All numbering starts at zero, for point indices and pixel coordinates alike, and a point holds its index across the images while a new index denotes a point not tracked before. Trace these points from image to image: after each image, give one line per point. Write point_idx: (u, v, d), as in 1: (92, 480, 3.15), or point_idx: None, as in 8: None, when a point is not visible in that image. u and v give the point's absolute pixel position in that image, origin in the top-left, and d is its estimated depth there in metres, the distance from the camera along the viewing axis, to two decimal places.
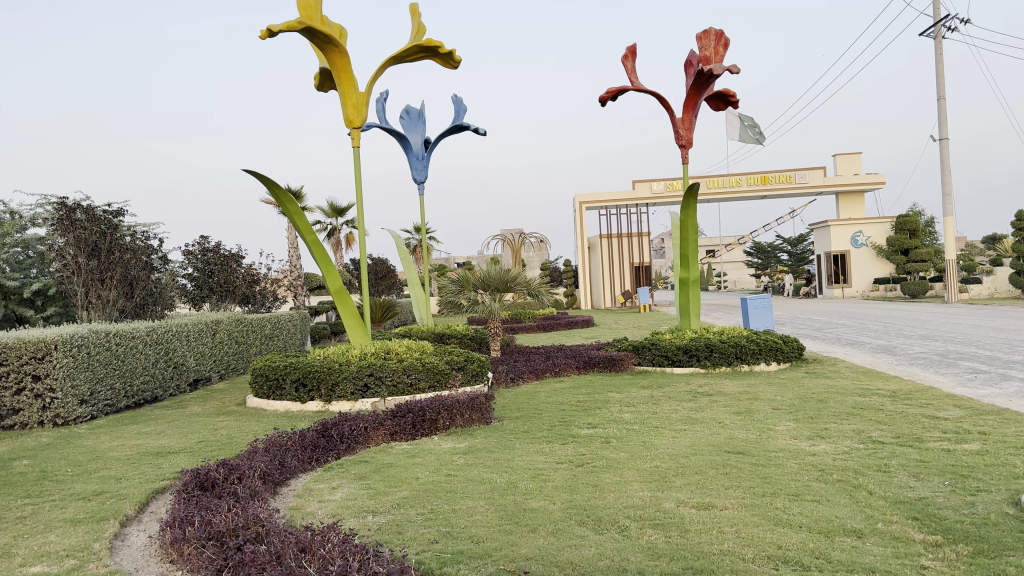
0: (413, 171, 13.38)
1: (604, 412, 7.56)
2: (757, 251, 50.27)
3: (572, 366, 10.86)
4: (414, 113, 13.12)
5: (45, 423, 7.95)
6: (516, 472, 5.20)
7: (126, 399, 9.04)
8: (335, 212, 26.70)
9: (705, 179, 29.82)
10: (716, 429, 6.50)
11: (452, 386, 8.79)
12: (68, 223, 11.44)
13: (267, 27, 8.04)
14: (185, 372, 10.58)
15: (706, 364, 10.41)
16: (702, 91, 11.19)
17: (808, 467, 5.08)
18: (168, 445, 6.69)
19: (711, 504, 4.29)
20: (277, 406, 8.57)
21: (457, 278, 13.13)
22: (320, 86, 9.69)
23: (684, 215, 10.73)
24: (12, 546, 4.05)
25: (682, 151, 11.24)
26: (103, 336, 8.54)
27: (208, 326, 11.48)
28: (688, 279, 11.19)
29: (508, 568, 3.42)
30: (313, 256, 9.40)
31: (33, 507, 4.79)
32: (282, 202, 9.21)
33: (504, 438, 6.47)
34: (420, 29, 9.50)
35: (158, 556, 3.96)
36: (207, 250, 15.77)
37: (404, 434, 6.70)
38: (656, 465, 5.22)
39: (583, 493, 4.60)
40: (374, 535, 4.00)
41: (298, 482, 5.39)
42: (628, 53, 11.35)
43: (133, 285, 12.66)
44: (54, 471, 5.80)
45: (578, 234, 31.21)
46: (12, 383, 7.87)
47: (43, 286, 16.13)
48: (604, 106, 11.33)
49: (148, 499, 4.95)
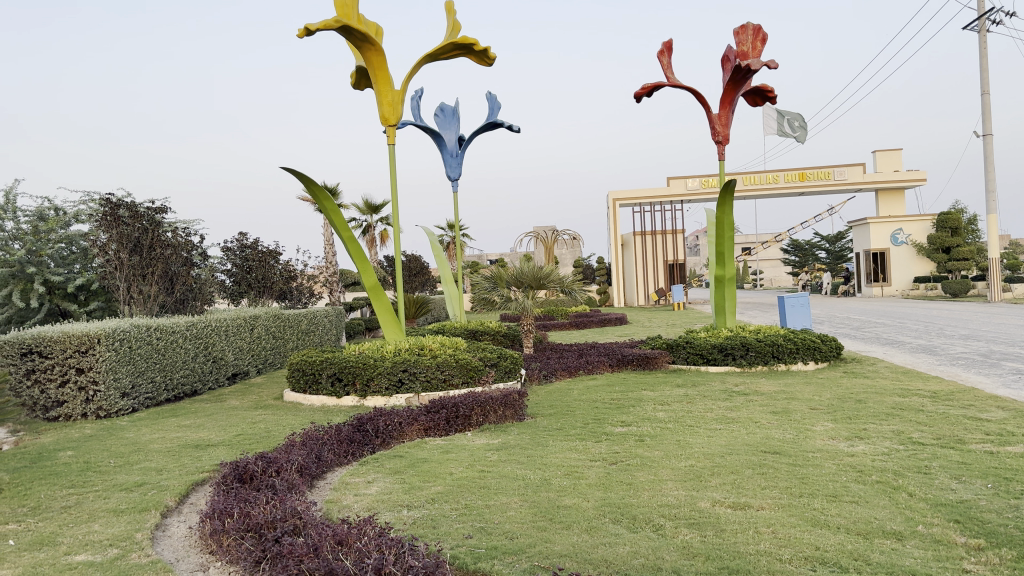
0: (447, 168, 13.43)
1: (638, 410, 7.52)
2: (795, 249, 49.60)
3: (605, 364, 10.82)
4: (448, 111, 13.17)
5: (89, 414, 8.12)
6: (550, 469, 5.20)
7: (166, 393, 9.20)
8: (369, 208, 26.87)
9: (741, 175, 29.49)
10: (752, 429, 6.44)
11: (485, 382, 8.81)
12: (111, 220, 11.67)
13: (305, 26, 8.11)
14: (223, 366, 10.73)
15: (742, 363, 10.31)
16: (739, 87, 11.07)
17: (846, 468, 5.02)
18: (207, 438, 6.79)
19: (747, 504, 4.25)
20: (314, 400, 8.68)
21: (490, 274, 13.11)
22: (356, 85, 9.78)
23: (720, 213, 10.60)
24: (57, 535, 4.15)
25: (718, 147, 11.13)
26: (145, 330, 8.70)
27: (247, 321, 11.64)
28: (724, 277, 11.08)
29: (544, 565, 3.42)
30: (349, 253, 9.48)
31: (78, 497, 4.91)
32: (319, 199, 9.30)
33: (537, 435, 6.47)
34: (455, 26, 9.52)
35: (198, 547, 4.03)
36: (246, 246, 16.00)
37: (438, 430, 6.75)
38: (691, 465, 5.18)
39: (616, 492, 4.58)
40: (409, 529, 4.03)
41: (334, 475, 5.46)
42: (663, 49, 11.26)
43: (173, 281, 12.90)
44: (97, 462, 5.93)
45: (612, 231, 31.04)
46: (57, 376, 8.06)
47: (87, 282, 16.48)
48: (640, 102, 11.25)
49: (188, 491, 5.04)
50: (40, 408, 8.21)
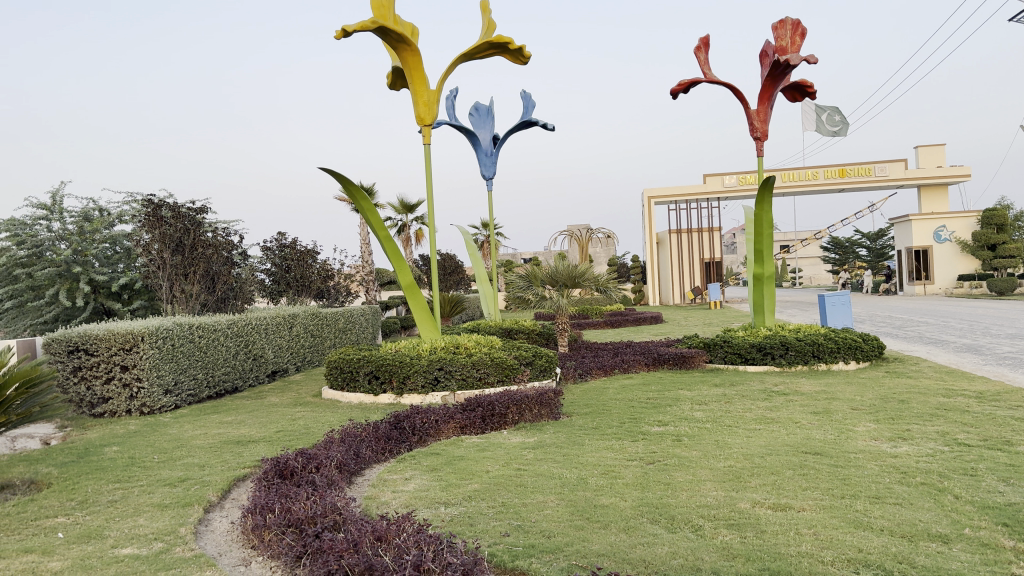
0: (482, 167, 13.46)
1: (675, 410, 7.48)
2: (835, 246, 48.83)
3: (641, 363, 10.76)
4: (483, 110, 13.21)
5: (133, 411, 8.28)
6: (586, 469, 5.18)
7: (207, 390, 9.35)
8: (404, 208, 27.04)
9: (779, 172, 29.10)
10: (793, 429, 6.36)
11: (520, 381, 8.82)
12: (154, 220, 11.88)
13: (342, 27, 8.18)
14: (263, 363, 10.89)
15: (781, 362, 10.20)
16: (778, 82, 10.93)
17: (889, 469, 4.94)
18: (248, 434, 6.90)
19: (788, 505, 4.20)
20: (351, 398, 8.78)
21: (525, 273, 13.10)
22: (392, 85, 9.84)
23: (758, 210, 10.45)
24: (104, 528, 4.24)
25: (757, 143, 11.00)
26: (187, 328, 8.86)
27: (286, 319, 11.80)
28: (762, 275, 10.94)
29: (582, 564, 3.41)
30: (385, 252, 9.56)
31: (123, 492, 5.02)
32: (355, 199, 9.37)
33: (573, 434, 6.46)
34: (490, 25, 9.53)
35: (240, 542, 4.09)
36: (285, 245, 16.19)
37: (474, 428, 6.77)
38: (730, 465, 5.13)
39: (654, 492, 4.56)
40: (446, 526, 4.05)
41: (371, 472, 5.50)
42: (700, 45, 11.15)
43: (214, 280, 13.12)
44: (142, 458, 6.05)
45: (647, 229, 30.85)
46: (102, 373, 8.25)
47: (131, 280, 16.83)
48: (677, 99, 11.16)
49: (230, 486, 5.12)
50: (86, 404, 8.40)
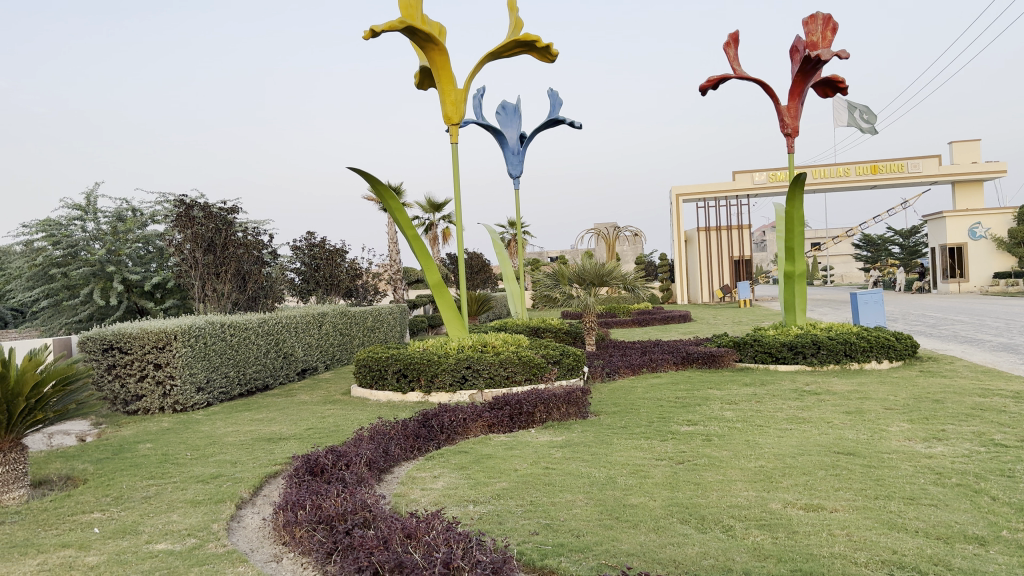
0: (509, 165, 13.46)
1: (705, 409, 7.43)
2: (867, 244, 48.21)
3: (670, 362, 10.70)
4: (510, 108, 13.21)
5: (166, 408, 8.39)
6: (615, 468, 5.15)
7: (238, 388, 9.45)
8: (432, 207, 27.14)
9: (810, 168, 28.79)
10: (825, 429, 6.28)
11: (548, 379, 8.81)
12: (186, 220, 12.05)
13: (370, 27, 8.22)
14: (293, 361, 10.98)
15: (813, 361, 10.08)
16: (809, 78, 10.80)
17: (924, 470, 4.86)
18: (279, 431, 6.97)
19: (820, 506, 4.15)
20: (380, 396, 8.83)
21: (553, 272, 13.10)
22: (420, 85, 9.88)
23: (789, 207, 10.32)
24: (138, 524, 4.31)
25: (788, 140, 10.88)
26: (219, 327, 8.96)
27: (315, 318, 11.89)
28: (794, 273, 10.82)
29: (611, 563, 3.40)
30: (413, 250, 9.60)
31: (157, 488, 5.09)
32: (383, 198, 9.42)
33: (602, 433, 6.43)
34: (518, 23, 9.52)
35: (271, 538, 4.13)
36: (314, 244, 16.33)
37: (502, 427, 6.77)
38: (761, 465, 5.08)
39: (684, 491, 4.53)
40: (475, 524, 4.06)
41: (400, 470, 5.54)
42: (730, 41, 11.06)
43: (245, 279, 13.25)
44: (175, 455, 6.14)
45: (675, 227, 30.67)
46: (136, 371, 8.37)
47: (163, 280, 17.08)
48: (706, 95, 11.08)
49: (262, 483, 5.18)
50: (120, 402, 8.53)
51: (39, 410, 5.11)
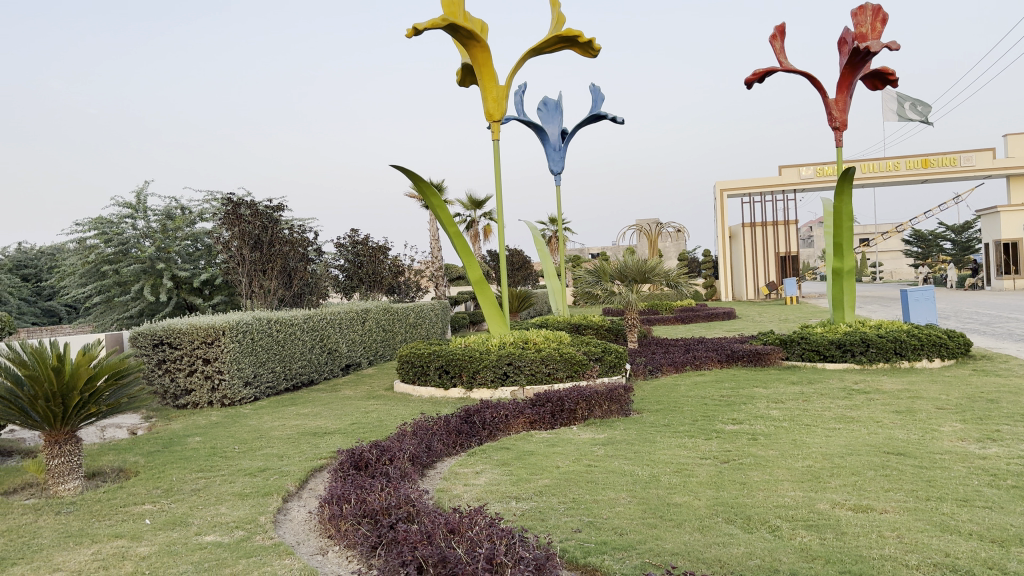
0: (550, 162, 13.43)
1: (750, 408, 7.34)
2: (918, 240, 47.15)
3: (714, 359, 10.59)
4: (552, 104, 13.19)
5: (215, 402, 8.55)
6: (658, 466, 5.12)
7: (285, 382, 9.61)
8: (473, 204, 27.22)
9: (859, 162, 28.22)
10: (874, 429, 6.15)
11: (590, 377, 8.77)
12: (233, 218, 12.31)
13: (413, 25, 8.26)
14: (338, 357, 11.13)
15: (862, 359, 9.87)
16: (858, 70, 10.58)
17: (978, 471, 4.73)
18: (324, 426, 7.06)
19: (870, 507, 4.07)
20: (422, 392, 8.90)
21: (594, 268, 13.01)
22: (462, 82, 9.91)
23: (837, 203, 10.13)
24: (188, 516, 4.40)
25: (836, 134, 10.67)
26: (265, 323, 9.12)
27: (359, 314, 12.02)
28: (842, 270, 10.61)
29: (655, 562, 3.37)
30: (455, 247, 9.64)
31: (206, 480, 5.19)
32: (425, 195, 9.47)
33: (645, 431, 6.39)
34: (560, 19, 9.49)
35: (317, 531, 4.19)
36: (357, 242, 16.52)
37: (543, 423, 6.78)
38: (809, 465, 5.00)
39: (730, 491, 4.48)
40: (517, 520, 4.07)
41: (443, 465, 5.58)
42: (776, 33, 10.88)
43: (291, 276, 13.45)
44: (223, 448, 6.26)
45: (719, 223, 30.31)
46: (185, 365, 8.55)
47: (211, 276, 17.46)
48: (751, 89, 10.92)
49: (307, 477, 5.26)
50: (170, 396, 8.71)
51: (92, 404, 5.26)
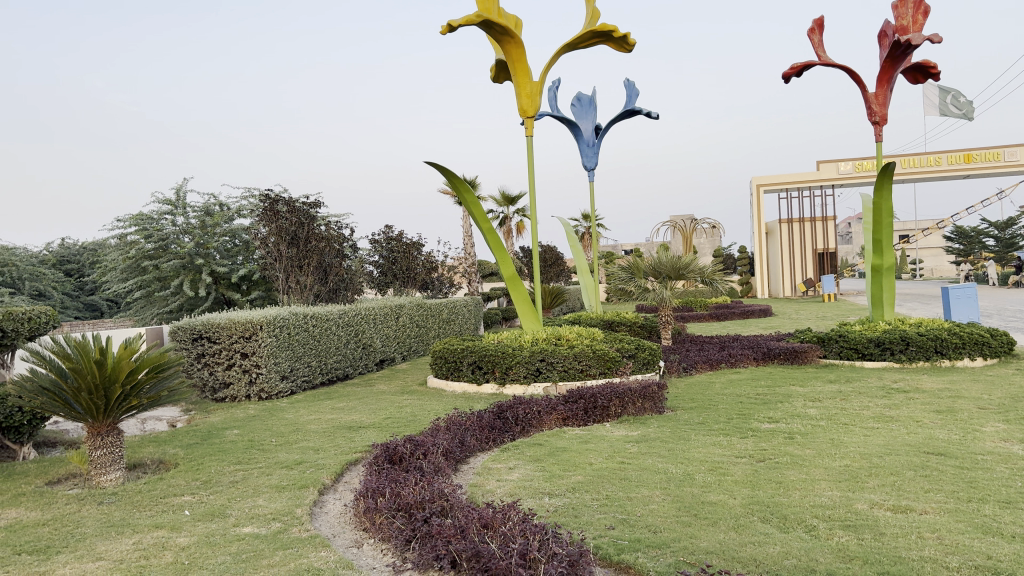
0: (584, 158, 13.38)
1: (787, 406, 7.26)
2: (959, 236, 46.24)
3: (749, 358, 10.50)
4: (585, 100, 13.16)
5: (252, 396, 8.67)
6: (693, 464, 5.09)
7: (320, 377, 9.72)
8: (506, 200, 27.23)
9: (899, 158, 27.66)
10: (913, 429, 6.04)
11: (623, 374, 8.73)
12: (271, 214, 12.48)
13: (447, 22, 8.29)
14: (372, 352, 11.23)
15: (901, 358, 9.70)
16: (899, 63, 10.39)
17: (1022, 472, 4.63)
18: (359, 420, 7.13)
19: (909, 508, 4.00)
20: (455, 387, 8.95)
21: (628, 265, 12.96)
22: (495, 78, 9.92)
23: (877, 198, 9.93)
24: (227, 507, 4.48)
25: (875, 128, 10.50)
26: (302, 318, 9.23)
27: (393, 310, 12.11)
28: (881, 266, 10.41)
29: (689, 561, 3.36)
30: (488, 243, 9.66)
31: (243, 473, 5.28)
32: (459, 191, 9.49)
33: (679, 429, 6.35)
34: (594, 14, 9.45)
35: (352, 524, 4.24)
36: (392, 238, 16.63)
37: (576, 420, 6.77)
38: (846, 465, 4.93)
39: (766, 490, 4.43)
40: (551, 516, 4.07)
41: (476, 460, 5.60)
42: (814, 26, 10.72)
43: (327, 272, 13.59)
44: (261, 441, 6.35)
45: (755, 219, 29.99)
46: (224, 359, 8.69)
47: (249, 272, 17.72)
48: (789, 83, 10.78)
49: (343, 470, 5.32)
50: (209, 389, 8.86)
51: (134, 396, 5.36)
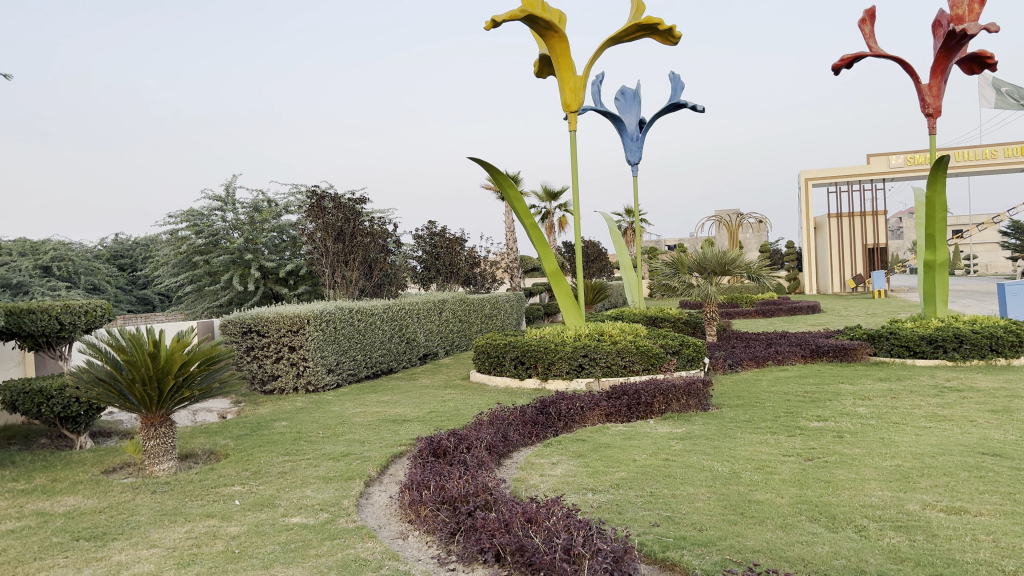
0: (627, 152, 13.29)
1: (836, 404, 7.14)
2: (1016, 231, 44.94)
3: (798, 355, 10.34)
4: (630, 94, 13.07)
5: (300, 388, 8.81)
6: (739, 462, 5.04)
7: (366, 370, 9.83)
8: (548, 195, 27.19)
9: (953, 150, 26.98)
10: (967, 429, 5.89)
11: (667, 370, 8.67)
12: (318, 210, 12.66)
13: (491, 17, 8.30)
14: (416, 346, 11.32)
15: (955, 356, 9.47)
16: (953, 53, 10.12)
17: None
18: (404, 414, 7.20)
19: (964, 509, 3.91)
20: (498, 382, 8.99)
21: (672, 261, 12.84)
22: (539, 73, 9.91)
23: (930, 192, 9.68)
24: (275, 497, 4.57)
25: (929, 120, 10.25)
26: (347, 312, 9.34)
27: (436, 305, 12.20)
28: (934, 262, 10.16)
29: (736, 559, 3.33)
30: (530, 238, 9.67)
31: (291, 464, 5.38)
32: (502, 187, 9.50)
33: (725, 427, 6.29)
34: (639, 7, 9.38)
35: (398, 516, 4.29)
36: (434, 233, 16.73)
37: (619, 416, 6.74)
38: (897, 464, 4.84)
39: (814, 489, 4.36)
40: (595, 512, 4.07)
41: (519, 455, 5.62)
42: (866, 17, 10.49)
43: (372, 267, 13.72)
44: (308, 433, 6.46)
45: (803, 213, 29.51)
46: (272, 352, 8.85)
47: (296, 267, 17.99)
48: (839, 75, 10.58)
49: (388, 463, 5.38)
50: (258, 381, 9.02)
51: (186, 388, 5.48)
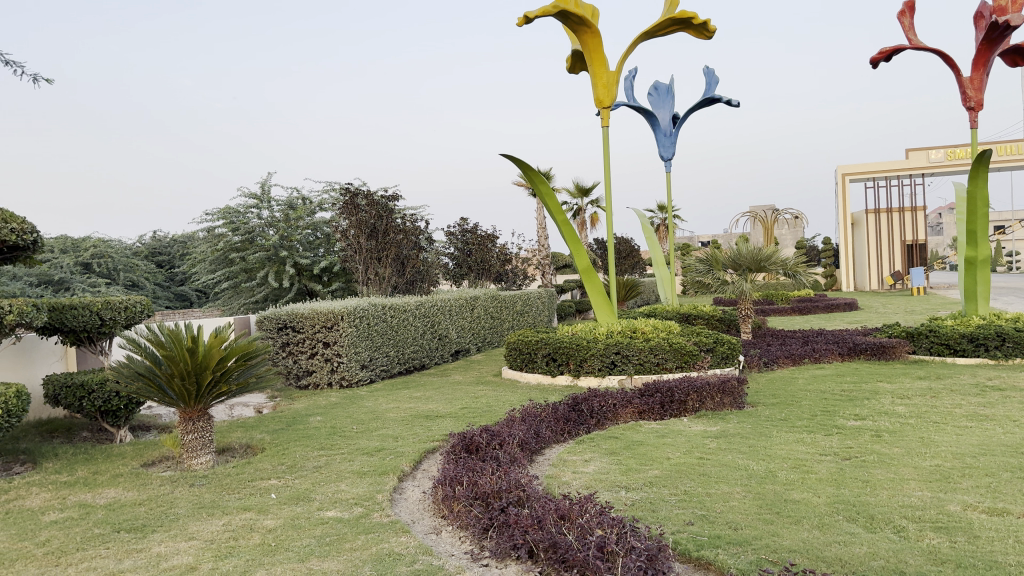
0: (660, 148, 13.20)
1: (874, 403, 7.03)
2: None
3: (834, 353, 10.20)
4: (663, 89, 12.99)
5: (333, 383, 8.90)
6: (774, 461, 4.99)
7: (398, 366, 9.90)
8: (580, 191, 27.10)
9: (995, 145, 26.39)
10: (1010, 429, 5.77)
11: (701, 367, 8.61)
12: (351, 208, 12.77)
13: (524, 13, 8.30)
14: (448, 343, 11.36)
15: (997, 354, 9.27)
16: (996, 45, 9.90)
17: None
18: (436, 409, 7.23)
19: (1006, 511, 3.83)
20: (530, 378, 8.99)
21: (705, 257, 12.73)
22: (572, 69, 9.89)
23: (972, 186, 9.49)
24: (311, 491, 4.63)
25: (970, 114, 10.04)
26: (380, 308, 9.41)
27: (468, 301, 12.23)
28: (976, 259, 9.95)
29: (771, 559, 3.29)
30: (562, 234, 9.66)
31: (326, 458, 5.44)
32: (534, 183, 9.50)
33: (760, 425, 6.23)
34: (673, 1, 9.31)
35: (431, 511, 4.31)
36: (466, 230, 16.76)
37: (653, 413, 6.71)
38: (937, 464, 4.75)
39: (852, 489, 4.30)
40: (628, 509, 4.06)
41: (552, 452, 5.61)
42: (905, 8, 10.30)
43: (405, 264, 13.80)
44: (342, 428, 6.52)
45: (840, 209, 29.08)
46: (307, 348, 8.96)
47: (330, 264, 18.16)
48: (877, 68, 10.41)
49: (421, 458, 5.41)
50: (293, 376, 9.14)
51: (223, 382, 5.57)
